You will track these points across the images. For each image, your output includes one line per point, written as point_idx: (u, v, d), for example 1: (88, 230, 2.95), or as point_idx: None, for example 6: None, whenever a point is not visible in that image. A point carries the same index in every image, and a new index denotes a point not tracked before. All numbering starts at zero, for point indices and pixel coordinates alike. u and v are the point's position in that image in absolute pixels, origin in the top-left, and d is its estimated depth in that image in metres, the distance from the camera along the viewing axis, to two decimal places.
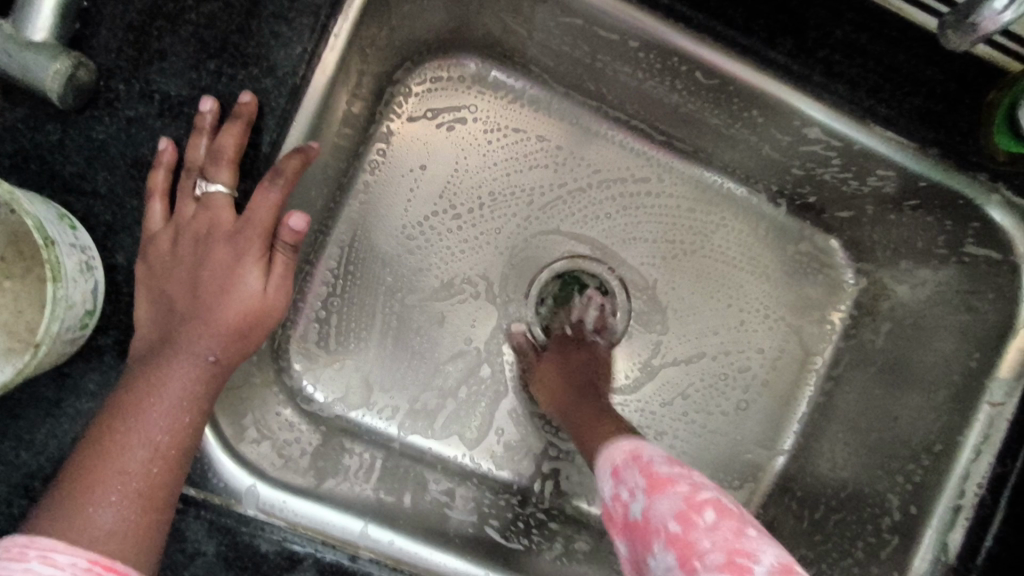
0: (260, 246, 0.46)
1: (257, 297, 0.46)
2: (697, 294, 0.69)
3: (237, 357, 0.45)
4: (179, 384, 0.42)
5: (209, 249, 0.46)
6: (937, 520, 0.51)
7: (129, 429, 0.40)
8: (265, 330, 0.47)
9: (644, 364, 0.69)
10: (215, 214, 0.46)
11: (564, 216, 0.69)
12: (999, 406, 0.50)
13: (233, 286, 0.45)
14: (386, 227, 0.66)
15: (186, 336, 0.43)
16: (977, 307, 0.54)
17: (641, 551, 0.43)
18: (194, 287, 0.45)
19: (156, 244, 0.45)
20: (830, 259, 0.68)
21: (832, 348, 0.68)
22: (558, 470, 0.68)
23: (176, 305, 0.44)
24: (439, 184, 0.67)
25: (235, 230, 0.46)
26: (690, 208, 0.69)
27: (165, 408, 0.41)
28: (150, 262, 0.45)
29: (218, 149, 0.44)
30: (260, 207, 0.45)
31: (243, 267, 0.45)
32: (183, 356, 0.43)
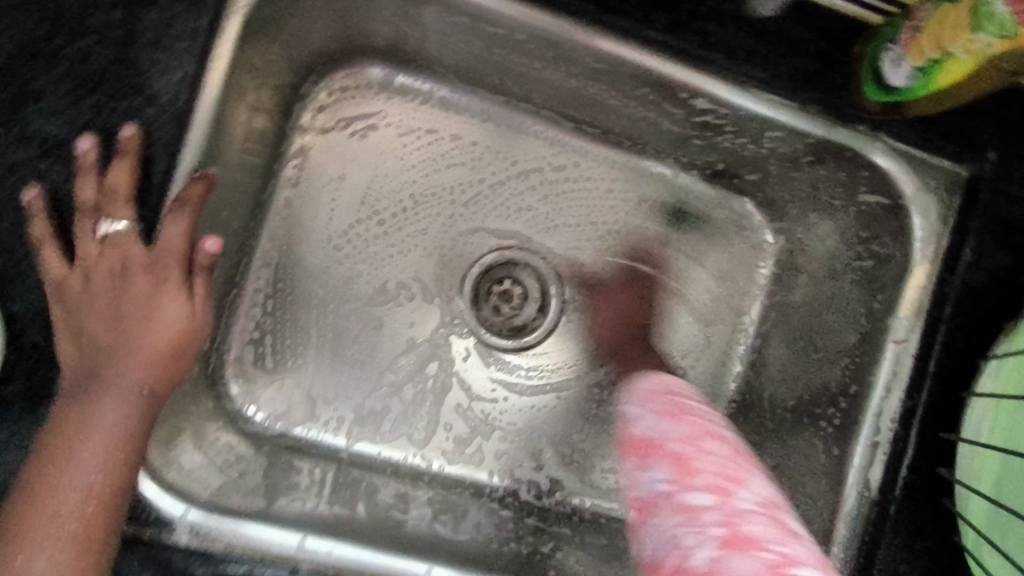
0: (178, 276, 0.48)
1: (179, 324, 0.48)
2: (626, 270, 0.72)
3: (167, 386, 0.47)
4: (109, 423, 0.44)
5: (127, 283, 0.47)
6: (858, 457, 0.54)
7: (63, 468, 0.42)
8: (191, 355, 0.49)
9: (585, 346, 0.72)
10: (121, 248, 0.47)
11: (486, 210, 0.70)
12: (903, 343, 0.53)
13: (156, 318, 0.48)
14: (312, 240, 0.66)
15: (110, 375, 0.45)
16: (879, 253, 0.57)
17: (640, 466, 0.49)
18: (118, 323, 0.47)
19: (67, 286, 0.45)
20: (749, 223, 0.70)
21: (758, 305, 0.71)
22: (510, 459, 0.69)
23: (102, 341, 0.46)
24: (360, 193, 0.67)
25: (150, 260, 0.47)
26: (610, 189, 0.71)
27: (98, 445, 0.43)
28: (65, 300, 0.46)
29: (107, 184, 0.44)
30: (173, 236, 0.47)
31: (161, 296, 0.48)
32: (110, 391, 0.45)
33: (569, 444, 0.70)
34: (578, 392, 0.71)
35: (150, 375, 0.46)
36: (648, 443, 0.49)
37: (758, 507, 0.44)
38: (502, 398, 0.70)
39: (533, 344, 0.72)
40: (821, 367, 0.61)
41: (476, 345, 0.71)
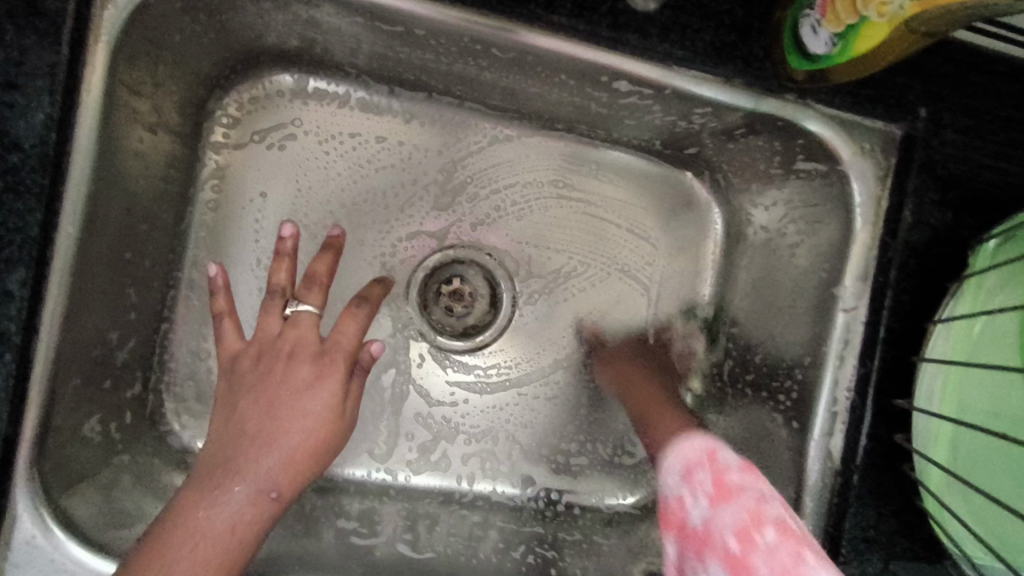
0: (342, 372, 0.51)
1: (323, 417, 0.49)
2: (574, 254, 0.70)
3: (300, 487, 0.48)
4: (236, 510, 0.45)
5: (290, 372, 0.50)
6: (818, 426, 0.53)
7: (177, 550, 0.42)
8: (330, 457, 0.50)
9: (546, 339, 0.70)
10: (229, 338, 0.52)
11: (423, 210, 0.67)
12: (852, 313, 0.52)
13: (303, 414, 0.49)
14: (239, 264, 0.62)
15: (253, 465, 0.46)
16: (823, 219, 0.56)
17: (693, 558, 0.43)
18: (268, 413, 0.48)
19: (239, 362, 0.51)
20: (694, 194, 0.69)
21: (712, 277, 0.69)
22: (479, 463, 0.67)
23: (264, 428, 0.48)
24: (285, 207, 0.63)
25: (281, 359, 0.50)
26: (550, 176, 0.68)
27: (223, 525, 0.44)
28: (259, 370, 0.50)
29: (309, 275, 0.55)
30: (346, 331, 0.53)
31: (292, 401, 0.49)
32: (254, 489, 0.46)
33: (535, 438, 0.68)
34: (542, 384, 0.69)
35: (288, 483, 0.47)
36: (703, 539, 0.43)
37: None
38: (461, 400, 0.68)
39: (489, 342, 0.69)
40: (779, 339, 0.59)
41: (429, 350, 0.68)
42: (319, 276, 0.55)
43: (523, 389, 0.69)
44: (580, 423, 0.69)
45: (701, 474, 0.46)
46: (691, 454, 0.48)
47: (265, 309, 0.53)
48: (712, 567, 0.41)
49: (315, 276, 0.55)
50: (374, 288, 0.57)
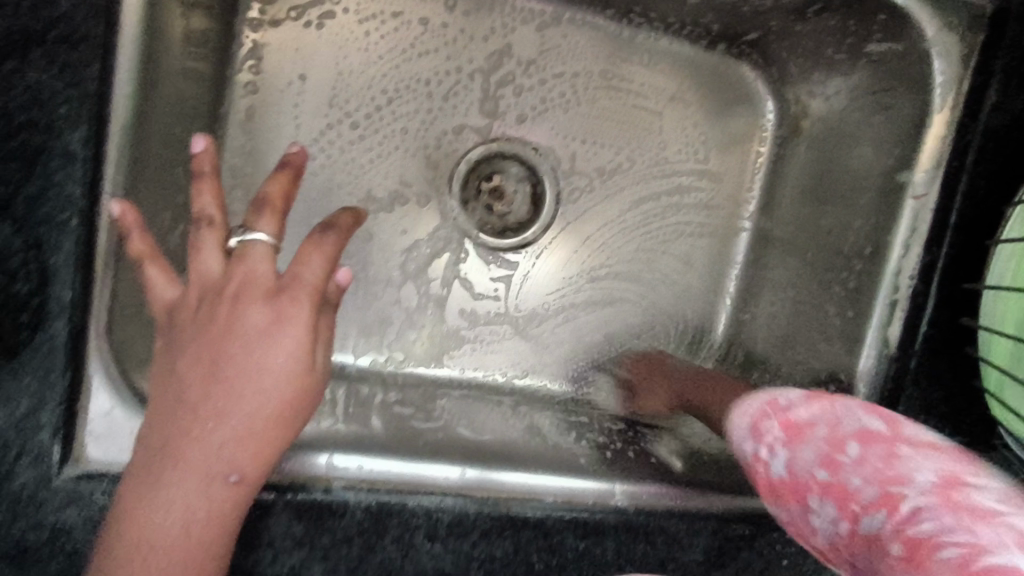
0: (307, 310, 0.38)
1: (288, 371, 0.37)
2: (620, 150, 0.67)
3: (270, 464, 0.38)
4: (185, 506, 0.35)
5: (238, 316, 0.37)
6: (876, 317, 0.52)
7: (121, 553, 0.34)
8: (309, 417, 0.39)
9: (589, 238, 0.69)
10: (160, 286, 0.39)
11: (467, 100, 0.64)
12: (923, 199, 0.50)
13: (259, 372, 0.37)
14: (280, 150, 0.60)
15: (203, 446, 0.36)
16: (891, 104, 0.53)
17: (797, 510, 0.41)
18: (212, 376, 0.36)
19: (180, 310, 0.38)
20: (746, 88, 0.66)
21: (763, 174, 0.68)
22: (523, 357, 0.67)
23: (207, 399, 0.36)
24: (326, 91, 0.60)
25: (228, 301, 0.38)
26: (599, 65, 0.66)
27: (168, 526, 0.35)
28: (188, 319, 0.38)
29: (258, 198, 0.41)
30: (310, 263, 0.39)
31: (249, 355, 0.37)
32: (204, 480, 0.35)
33: (580, 334, 0.69)
34: (585, 283, 0.69)
35: (251, 461, 0.37)
36: (792, 489, 0.41)
37: (937, 487, 0.36)
38: (506, 296, 0.68)
39: (536, 239, 0.68)
40: (844, 233, 0.57)
41: (472, 247, 0.67)
42: (273, 196, 0.41)
43: (567, 284, 0.69)
44: (626, 321, 0.70)
45: (764, 427, 0.44)
46: (753, 412, 0.46)
47: (195, 246, 0.39)
48: None
49: (266, 198, 0.41)
50: (345, 213, 0.41)
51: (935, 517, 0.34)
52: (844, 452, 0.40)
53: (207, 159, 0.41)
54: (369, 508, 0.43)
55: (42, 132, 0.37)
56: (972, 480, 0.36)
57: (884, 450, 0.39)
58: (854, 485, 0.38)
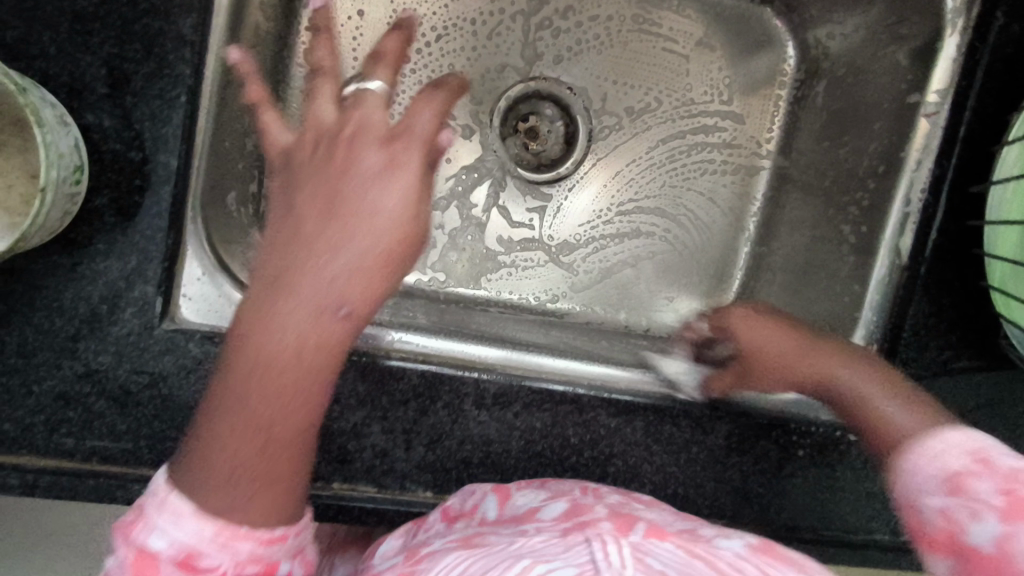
0: (420, 157, 0.41)
1: (396, 217, 0.40)
2: (650, 90, 0.72)
3: (374, 305, 0.40)
4: (296, 334, 0.37)
5: (355, 157, 0.40)
6: (889, 229, 0.57)
7: (239, 372, 0.37)
8: (410, 266, 0.42)
9: (619, 173, 0.73)
10: (277, 132, 0.43)
11: (508, 40, 0.69)
12: (933, 118, 0.55)
13: (371, 212, 0.40)
14: (338, 81, 0.65)
15: (313, 274, 0.38)
16: (904, 35, 0.58)
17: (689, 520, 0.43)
18: (326, 210, 0.39)
19: (299, 152, 0.42)
20: (770, 33, 0.71)
21: (783, 114, 0.72)
22: (554, 281, 0.72)
23: (322, 231, 0.39)
24: (381, 28, 0.66)
25: (344, 145, 0.41)
26: (631, 10, 0.70)
27: (281, 351, 0.37)
28: (304, 163, 0.42)
29: (375, 53, 0.45)
30: (420, 114, 0.42)
31: (363, 196, 0.39)
32: (317, 310, 0.38)
33: (608, 265, 0.74)
34: (615, 217, 0.74)
35: (359, 299, 0.39)
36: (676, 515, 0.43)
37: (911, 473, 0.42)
38: (539, 226, 0.73)
39: (569, 174, 0.73)
40: (860, 160, 0.61)
41: (509, 179, 0.72)
42: (388, 53, 0.45)
43: (597, 216, 0.74)
44: (652, 255, 0.74)
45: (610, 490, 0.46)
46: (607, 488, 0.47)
47: (313, 91, 0.44)
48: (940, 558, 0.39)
49: (384, 54, 0.45)
50: (453, 77, 0.44)
51: (922, 503, 0.40)
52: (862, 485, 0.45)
53: (324, 19, 0.46)
54: (424, 373, 0.49)
55: (162, 18, 0.43)
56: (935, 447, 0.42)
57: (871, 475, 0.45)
58: (882, 494, 0.43)
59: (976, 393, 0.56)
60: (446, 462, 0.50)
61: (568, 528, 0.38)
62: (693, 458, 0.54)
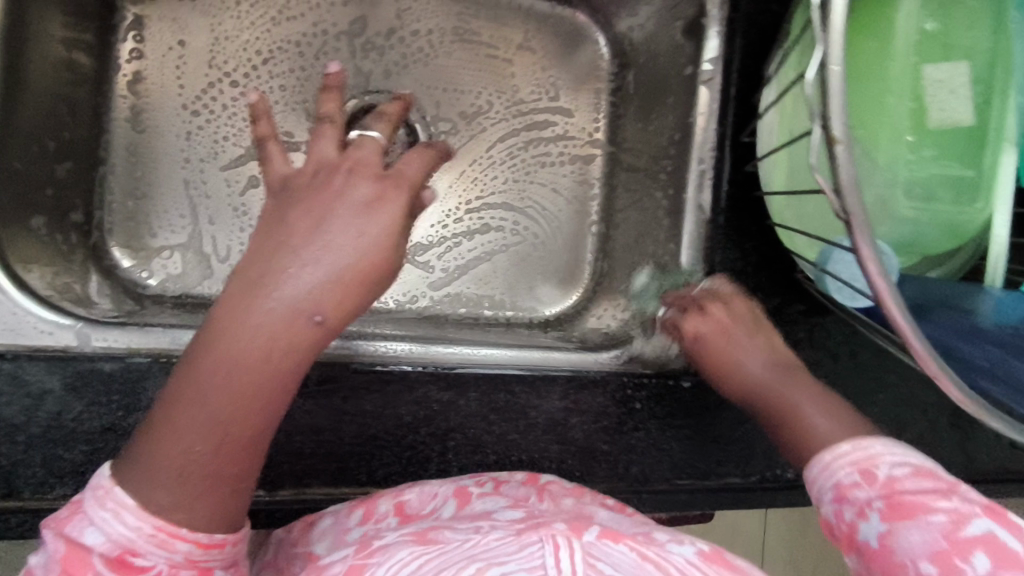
0: (402, 200, 0.44)
1: (378, 240, 0.43)
2: (480, 94, 0.76)
3: (347, 316, 0.42)
4: (269, 333, 0.40)
5: (348, 186, 0.44)
6: (691, 183, 0.62)
7: (212, 362, 0.39)
8: (387, 286, 0.44)
9: (462, 174, 0.77)
10: (276, 158, 0.49)
11: (335, 58, 0.71)
12: (709, 83, 0.61)
13: (356, 233, 0.42)
14: (165, 109, 0.67)
15: (284, 277, 0.41)
16: (683, 13, 0.63)
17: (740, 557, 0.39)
18: (313, 226, 0.43)
19: (297, 178, 0.46)
20: (584, 33, 0.77)
21: (605, 104, 0.77)
22: (412, 281, 0.75)
23: (303, 241, 0.42)
24: (204, 55, 0.68)
25: (341, 176, 0.45)
26: (451, 23, 0.74)
27: (252, 347, 0.40)
28: (293, 186, 0.45)
29: (379, 113, 0.53)
30: (414, 164, 0.46)
31: (344, 220, 0.43)
32: (292, 314, 0.41)
33: (463, 262, 0.77)
34: (464, 216, 0.77)
35: (334, 306, 0.42)
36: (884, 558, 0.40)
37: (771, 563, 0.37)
38: None
39: None
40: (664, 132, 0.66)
41: None
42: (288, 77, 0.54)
43: (448, 217, 0.77)
44: (505, 248, 0.77)
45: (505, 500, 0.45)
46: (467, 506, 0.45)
47: (317, 135, 0.49)
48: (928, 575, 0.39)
49: (384, 113, 0.53)
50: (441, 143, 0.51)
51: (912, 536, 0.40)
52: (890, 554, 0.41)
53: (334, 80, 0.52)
54: None
55: None
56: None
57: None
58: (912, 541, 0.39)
59: (791, 327, 0.61)
60: (277, 457, 0.50)
61: (522, 528, 0.36)
62: (531, 424, 0.55)
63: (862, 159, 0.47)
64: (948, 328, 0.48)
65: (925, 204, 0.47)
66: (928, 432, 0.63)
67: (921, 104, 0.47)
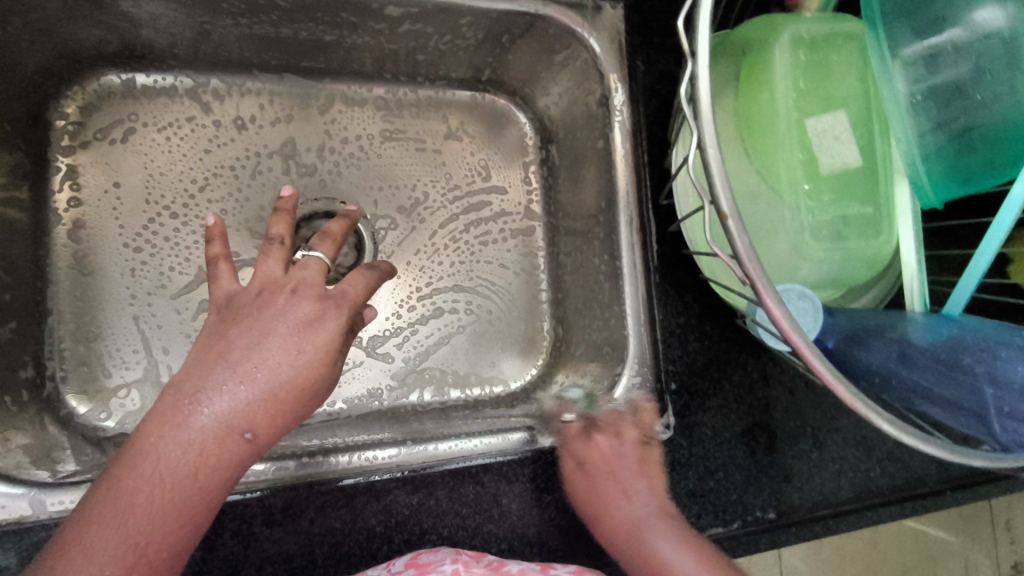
0: (341, 319, 0.51)
1: (310, 361, 0.48)
2: (415, 187, 0.79)
3: (277, 429, 0.48)
4: (201, 446, 0.45)
5: (290, 307, 0.49)
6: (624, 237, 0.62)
7: (138, 478, 0.43)
8: (315, 398, 0.50)
9: (409, 264, 0.78)
10: (224, 279, 0.52)
11: (271, 177, 0.73)
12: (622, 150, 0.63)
13: (295, 353, 0.48)
14: (107, 250, 0.68)
15: (217, 395, 0.46)
16: (591, 92, 0.66)
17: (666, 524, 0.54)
18: (251, 347, 0.47)
19: (238, 297, 0.50)
20: (506, 115, 0.80)
21: (537, 178, 0.81)
22: (376, 376, 0.76)
23: (237, 362, 0.47)
24: (139, 192, 0.69)
25: (285, 295, 0.50)
26: (378, 127, 0.77)
27: (183, 463, 0.44)
28: (233, 308, 0.49)
29: (324, 232, 0.59)
30: (357, 284, 0.53)
31: (280, 339, 0.48)
32: (225, 432, 0.46)
33: (423, 349, 0.77)
34: (415, 303, 0.78)
35: (265, 423, 0.47)
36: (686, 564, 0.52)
37: None
38: None
39: None
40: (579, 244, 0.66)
41: None
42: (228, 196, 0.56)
43: (401, 306, 0.78)
44: (461, 329, 0.78)
45: None
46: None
47: (266, 255, 0.52)
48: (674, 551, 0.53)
49: (330, 233, 0.59)
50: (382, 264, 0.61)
51: None
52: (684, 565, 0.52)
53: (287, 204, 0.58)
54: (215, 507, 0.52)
55: None
56: None
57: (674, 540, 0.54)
58: None
59: (739, 367, 0.64)
60: None
61: None
62: (504, 510, 0.57)
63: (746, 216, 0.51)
64: (890, 351, 0.50)
65: (837, 242, 0.50)
66: (893, 448, 0.64)
67: (811, 155, 0.50)
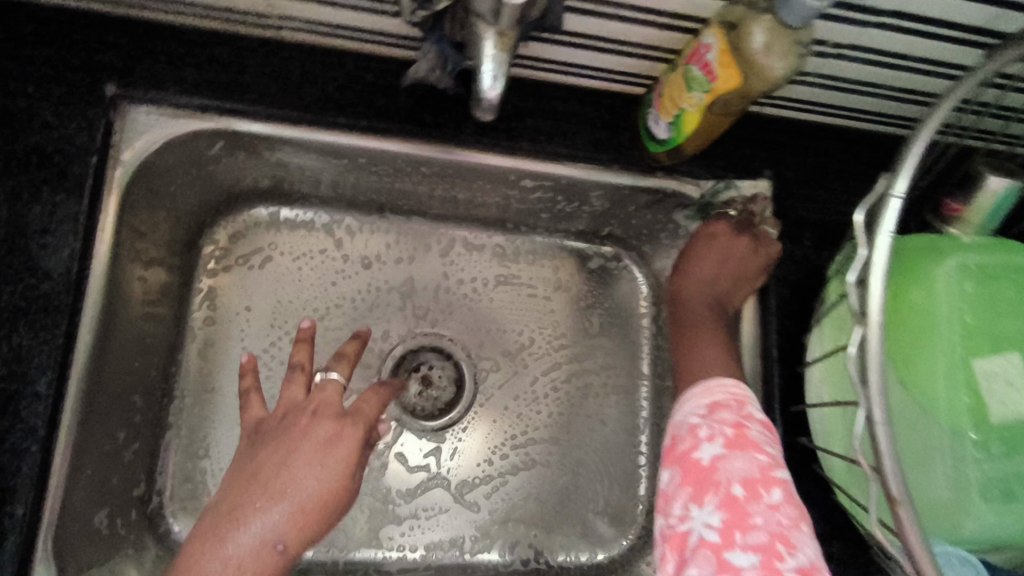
0: (359, 436, 0.51)
1: (334, 468, 0.49)
2: (520, 332, 0.78)
3: (308, 540, 0.48)
4: (238, 566, 0.45)
5: (313, 423, 0.50)
6: None
7: None
8: (341, 510, 0.50)
9: (507, 409, 0.77)
10: (250, 410, 0.53)
11: (386, 312, 0.76)
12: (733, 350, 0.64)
13: (320, 464, 0.49)
14: (227, 371, 0.71)
15: (252, 513, 0.47)
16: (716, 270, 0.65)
17: (691, 489, 0.49)
18: (281, 465, 0.48)
19: (267, 422, 0.51)
20: (620, 269, 0.80)
21: (644, 336, 0.79)
22: (461, 524, 0.73)
23: (270, 481, 0.48)
24: (266, 317, 0.73)
25: (307, 416, 0.51)
26: (493, 272, 0.79)
27: None
28: (260, 431, 0.51)
29: (339, 353, 0.57)
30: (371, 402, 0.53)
31: (306, 454, 0.49)
32: (259, 545, 0.46)
33: (511, 501, 0.74)
34: (508, 452, 0.76)
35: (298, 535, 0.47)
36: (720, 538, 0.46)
37: (764, 544, 0.45)
38: (436, 468, 0.74)
39: (459, 419, 0.76)
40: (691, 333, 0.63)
41: (407, 431, 0.75)
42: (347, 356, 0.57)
43: (493, 452, 0.75)
44: (552, 484, 0.75)
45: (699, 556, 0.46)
46: None
47: (288, 380, 0.54)
48: (711, 496, 0.48)
49: (344, 354, 0.57)
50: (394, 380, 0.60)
51: (755, 516, 0.47)
52: (764, 495, 0.48)
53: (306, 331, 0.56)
54: None
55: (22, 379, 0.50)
56: (784, 556, 0.45)
57: (750, 487, 0.48)
58: (755, 517, 0.46)
59: None
60: None
61: None
62: None
63: (902, 449, 0.46)
64: None
65: (1008, 505, 0.44)
66: None
67: (981, 401, 0.45)
